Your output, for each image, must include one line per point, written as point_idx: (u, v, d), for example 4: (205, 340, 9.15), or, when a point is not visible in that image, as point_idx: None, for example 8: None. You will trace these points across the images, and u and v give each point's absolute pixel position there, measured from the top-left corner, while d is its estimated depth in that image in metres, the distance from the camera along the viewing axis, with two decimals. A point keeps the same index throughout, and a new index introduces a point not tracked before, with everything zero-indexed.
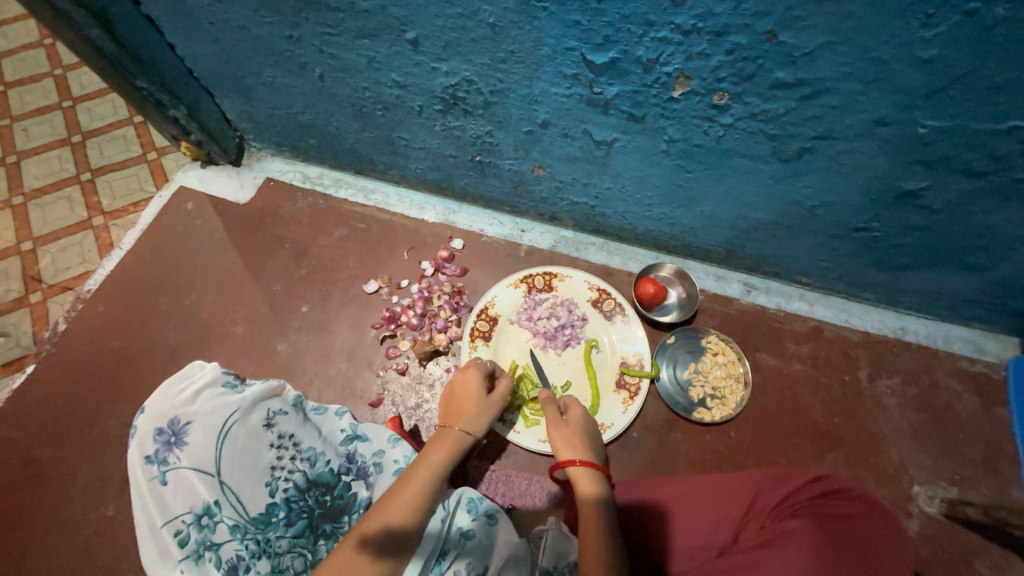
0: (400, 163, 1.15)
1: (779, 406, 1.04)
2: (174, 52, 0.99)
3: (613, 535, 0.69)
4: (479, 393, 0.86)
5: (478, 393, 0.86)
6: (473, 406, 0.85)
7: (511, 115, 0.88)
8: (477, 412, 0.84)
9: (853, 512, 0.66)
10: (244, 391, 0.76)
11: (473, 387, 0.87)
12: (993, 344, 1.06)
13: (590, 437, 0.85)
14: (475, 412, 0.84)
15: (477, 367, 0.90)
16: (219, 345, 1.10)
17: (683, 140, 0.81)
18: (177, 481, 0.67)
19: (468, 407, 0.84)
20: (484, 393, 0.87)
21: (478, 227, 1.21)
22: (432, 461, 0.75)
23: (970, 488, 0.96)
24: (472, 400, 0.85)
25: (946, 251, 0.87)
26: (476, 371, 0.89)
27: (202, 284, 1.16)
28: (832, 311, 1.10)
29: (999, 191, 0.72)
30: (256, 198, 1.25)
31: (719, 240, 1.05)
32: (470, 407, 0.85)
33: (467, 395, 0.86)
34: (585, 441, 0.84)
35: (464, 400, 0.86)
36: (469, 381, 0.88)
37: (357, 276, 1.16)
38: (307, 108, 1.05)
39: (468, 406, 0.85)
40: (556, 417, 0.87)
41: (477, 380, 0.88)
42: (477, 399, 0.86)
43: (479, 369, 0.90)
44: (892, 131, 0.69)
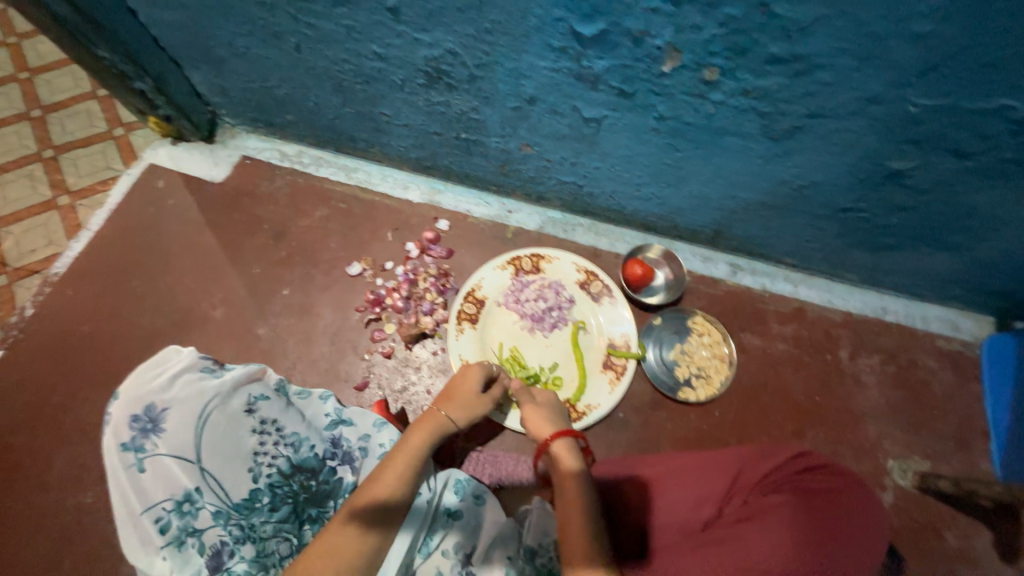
0: (383, 141, 1.11)
1: (762, 385, 1.05)
2: (137, 18, 0.92)
3: (595, 511, 0.69)
4: (475, 389, 0.85)
5: (475, 388, 0.85)
6: (463, 395, 0.83)
7: (499, 90, 0.85)
8: (466, 403, 0.83)
9: (832, 487, 0.71)
10: (223, 376, 0.73)
11: (472, 383, 0.86)
12: (968, 323, 1.09)
13: (562, 414, 0.87)
14: (464, 402, 0.83)
15: (482, 367, 0.88)
16: (197, 329, 1.07)
17: (673, 118, 0.79)
18: (156, 468, 0.65)
19: (458, 397, 0.83)
20: (480, 391, 0.85)
21: (464, 208, 1.18)
22: (410, 446, 0.72)
23: (942, 460, 1.00)
24: (465, 392, 0.84)
25: (928, 231, 0.88)
26: (480, 370, 0.87)
27: (178, 267, 1.12)
28: (816, 292, 1.11)
29: (983, 171, 0.72)
30: (231, 177, 1.20)
31: (707, 220, 1.05)
32: (462, 397, 0.83)
33: (462, 387, 0.85)
34: (557, 418, 0.85)
35: (456, 390, 0.84)
36: (470, 377, 0.86)
37: (340, 258, 1.13)
38: (283, 81, 1.00)
39: (459, 396, 0.83)
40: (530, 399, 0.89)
41: (478, 378, 0.86)
42: (471, 392, 0.84)
43: (483, 368, 0.88)
44: (882, 110, 0.68)
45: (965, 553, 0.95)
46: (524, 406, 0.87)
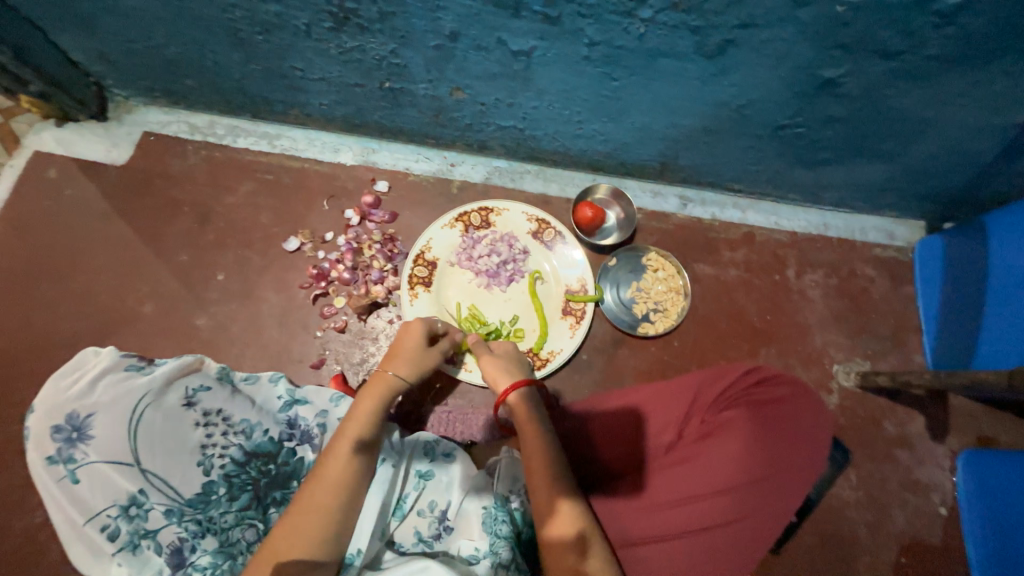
0: (301, 100, 1.01)
1: (717, 312, 1.08)
2: None
3: (555, 455, 0.70)
4: (419, 342, 0.82)
5: (419, 342, 0.82)
6: (409, 352, 0.80)
7: (415, 27, 0.77)
8: (413, 359, 0.79)
9: (782, 396, 0.74)
10: (152, 372, 0.68)
11: (415, 337, 0.82)
12: (903, 229, 1.14)
13: (520, 360, 0.86)
14: (411, 358, 0.79)
15: (424, 320, 0.85)
16: (128, 328, 0.99)
17: (605, 43, 0.74)
18: (91, 477, 0.60)
19: (404, 353, 0.79)
20: (425, 344, 0.82)
21: (403, 166, 1.11)
22: (359, 413, 0.70)
23: (881, 360, 1.08)
24: (411, 348, 0.80)
25: (864, 140, 0.88)
26: (422, 323, 0.84)
27: (92, 264, 1.01)
28: (763, 216, 1.13)
29: (911, 71, 0.72)
30: (135, 157, 1.07)
31: (653, 154, 1.02)
32: (408, 353, 0.80)
33: (407, 343, 0.81)
34: (515, 367, 0.83)
35: (402, 348, 0.80)
36: (413, 331, 0.83)
37: (275, 234, 1.05)
38: (170, 39, 0.87)
39: (405, 353, 0.79)
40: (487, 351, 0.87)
41: (421, 332, 0.83)
42: (416, 347, 0.81)
43: (427, 322, 0.86)
44: (812, 13, 0.65)
45: (902, 439, 1.04)
46: (482, 359, 0.85)
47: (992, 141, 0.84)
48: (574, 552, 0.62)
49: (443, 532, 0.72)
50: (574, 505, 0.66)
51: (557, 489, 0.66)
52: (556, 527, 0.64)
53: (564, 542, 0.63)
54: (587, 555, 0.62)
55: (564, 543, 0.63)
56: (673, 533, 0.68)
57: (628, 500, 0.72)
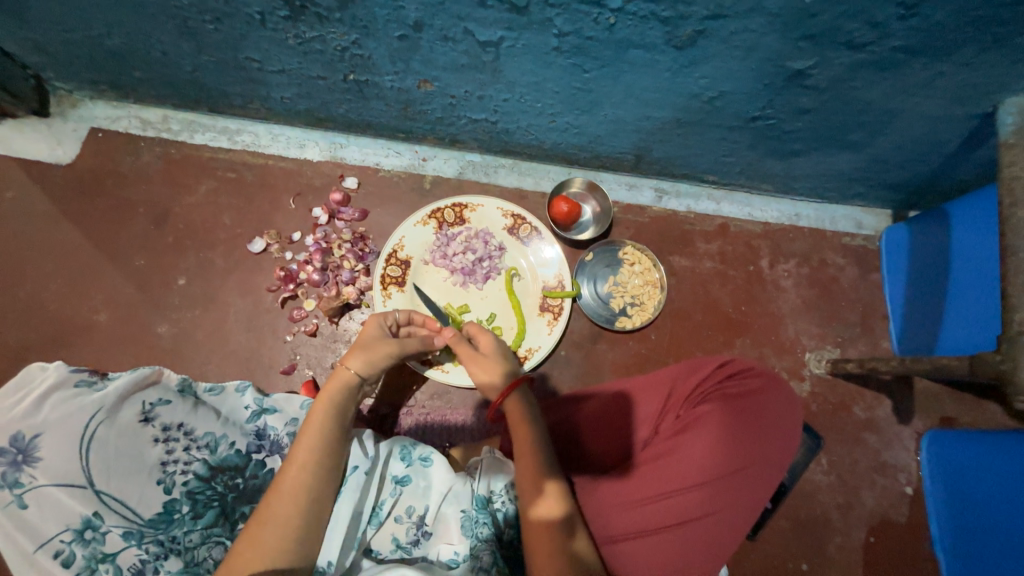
0: (261, 93, 0.95)
1: (693, 304, 1.09)
2: None
3: (543, 448, 0.69)
4: (372, 335, 0.79)
5: (372, 335, 0.79)
6: (362, 344, 0.76)
7: (376, 16, 0.73)
8: (372, 351, 0.75)
9: (752, 387, 0.75)
10: (106, 387, 0.64)
11: (369, 333, 0.79)
12: (870, 218, 1.16)
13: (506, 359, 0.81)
14: (365, 348, 0.76)
15: (376, 317, 0.82)
16: (82, 338, 0.94)
17: (574, 34, 0.72)
18: (41, 502, 0.57)
19: (355, 348, 0.76)
20: (379, 337, 0.79)
21: (373, 161, 1.07)
22: (315, 413, 0.67)
23: (850, 346, 1.10)
24: (362, 341, 0.77)
25: (833, 131, 0.89)
26: (374, 320, 0.81)
27: (39, 271, 0.95)
28: (737, 207, 1.14)
29: (877, 62, 0.72)
30: (83, 156, 1.00)
31: (627, 146, 1.01)
32: (362, 345, 0.76)
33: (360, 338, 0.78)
34: (498, 361, 0.80)
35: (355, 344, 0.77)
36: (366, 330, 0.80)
37: (238, 235, 1.01)
38: (111, 27, 0.81)
39: (357, 347, 0.76)
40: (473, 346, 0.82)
41: (377, 328, 0.80)
42: (369, 340, 0.78)
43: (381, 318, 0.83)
44: (780, 4, 0.64)
45: (870, 422, 1.08)
46: (466, 360, 0.80)
47: (956, 131, 0.86)
48: (560, 532, 0.62)
49: (421, 537, 0.71)
50: (560, 488, 0.66)
51: (546, 471, 0.67)
52: (541, 509, 0.64)
53: (543, 520, 0.63)
54: (573, 535, 0.63)
55: (547, 524, 0.63)
56: (654, 527, 0.68)
57: (608, 496, 0.72)
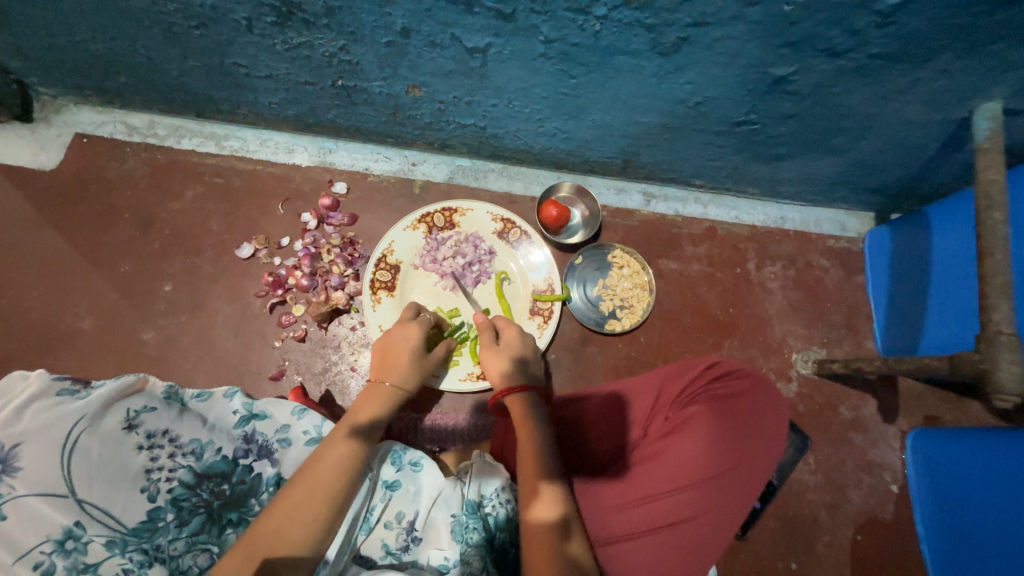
0: (249, 98, 0.95)
1: (682, 306, 1.10)
2: None
3: (550, 448, 0.70)
4: (418, 346, 0.80)
5: (417, 344, 0.81)
6: (410, 356, 0.79)
7: (363, 22, 0.73)
8: (411, 366, 0.77)
9: (740, 389, 0.76)
10: (89, 395, 0.64)
11: (414, 341, 0.81)
12: (854, 221, 1.18)
13: (524, 359, 0.83)
14: (416, 360, 0.79)
15: (422, 322, 0.84)
16: (65, 346, 0.92)
17: (560, 40, 0.73)
18: (20, 511, 0.55)
19: (404, 360, 0.78)
20: (423, 349, 0.81)
21: (362, 166, 1.07)
22: (358, 420, 0.69)
23: (836, 347, 1.12)
24: (410, 353, 0.79)
25: (815, 136, 0.91)
26: (421, 326, 0.83)
27: (20, 278, 0.94)
28: (723, 210, 1.15)
29: (856, 69, 0.74)
30: (67, 161, 0.99)
31: (615, 151, 1.03)
32: (411, 356, 0.79)
33: (406, 347, 0.79)
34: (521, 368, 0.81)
35: (400, 353, 0.79)
36: (410, 336, 0.81)
37: (226, 241, 1.00)
38: (95, 32, 0.80)
39: (405, 358, 0.78)
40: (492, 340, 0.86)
41: (416, 336, 0.81)
42: (416, 351, 0.80)
43: (421, 323, 0.84)
44: (762, 12, 0.65)
45: (857, 421, 1.09)
46: (487, 353, 0.84)
47: (934, 135, 0.88)
48: (560, 533, 0.63)
49: (411, 543, 0.71)
50: (557, 490, 0.66)
51: (543, 474, 0.67)
52: (538, 511, 0.64)
53: (541, 522, 0.63)
54: (568, 538, 0.63)
55: (545, 526, 0.63)
56: (645, 528, 0.68)
57: (598, 498, 0.72)
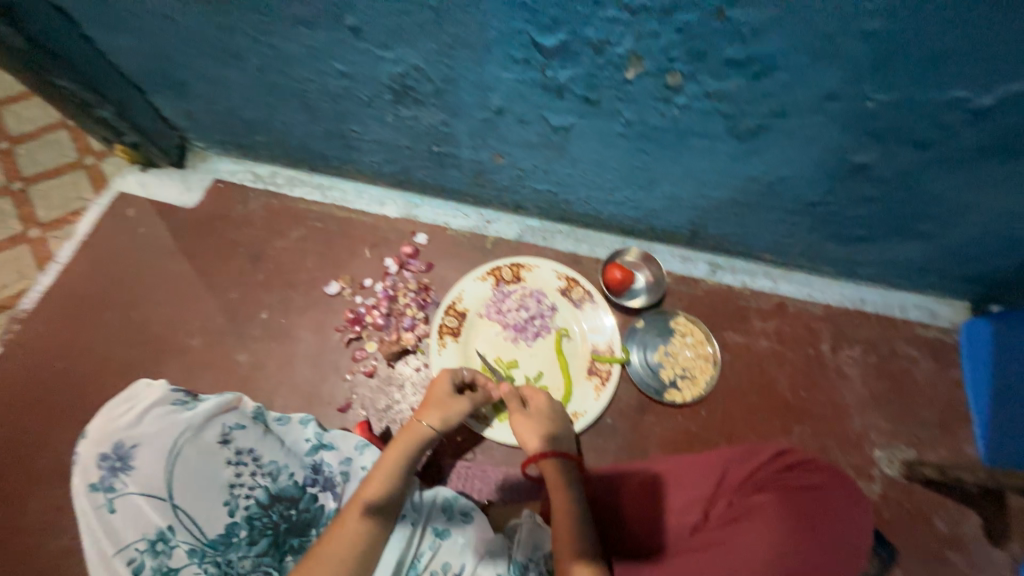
0: (355, 158, 1.10)
1: (747, 382, 1.06)
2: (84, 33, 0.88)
3: (581, 519, 0.71)
4: (446, 394, 0.84)
5: (448, 390, 0.85)
6: (436, 403, 0.82)
7: (465, 102, 0.85)
8: (445, 409, 0.82)
9: (817, 483, 0.66)
10: (196, 408, 0.72)
11: (442, 389, 0.84)
12: (945, 309, 1.10)
13: (556, 426, 0.85)
14: (440, 405, 0.82)
15: (450, 372, 0.87)
16: (174, 359, 1.05)
17: (640, 122, 0.80)
18: (127, 508, 0.63)
19: (431, 405, 0.81)
20: (452, 396, 0.84)
21: (442, 220, 1.17)
22: (385, 463, 0.72)
23: (927, 448, 1.01)
24: (438, 400, 0.83)
25: (899, 222, 0.89)
26: (448, 376, 0.86)
27: (151, 296, 1.10)
28: (795, 286, 1.12)
29: (943, 161, 0.73)
30: (203, 201, 1.18)
31: (683, 222, 1.05)
32: (436, 400, 0.83)
33: (434, 395, 0.83)
34: (553, 432, 0.84)
35: (429, 399, 0.83)
36: (439, 384, 0.85)
37: (317, 278, 1.12)
38: (249, 103, 0.98)
39: (433, 404, 0.82)
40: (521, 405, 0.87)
41: (448, 382, 0.85)
42: (444, 398, 0.83)
43: (454, 373, 0.87)
44: (841, 106, 0.68)
45: (956, 539, 0.95)
46: (514, 415, 0.86)
47: None
48: None
49: None
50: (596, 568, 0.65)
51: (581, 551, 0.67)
52: None
53: None
54: None
55: None
56: None
57: None
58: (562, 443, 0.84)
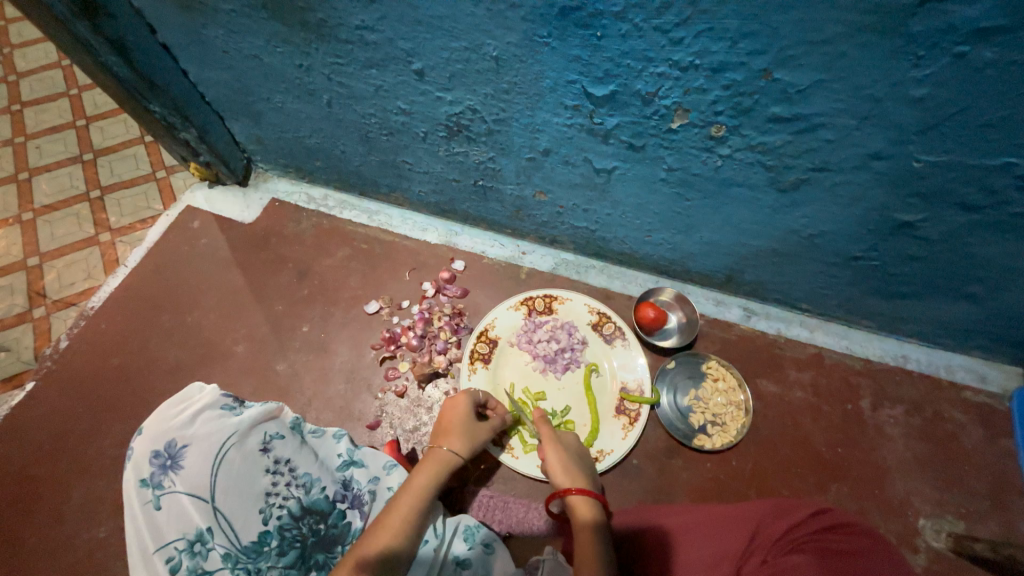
0: (404, 186, 1.17)
1: (780, 434, 1.03)
2: (180, 66, 0.99)
3: (606, 566, 0.68)
4: (467, 417, 0.87)
5: (466, 415, 0.87)
6: (459, 427, 0.85)
7: (514, 142, 0.90)
8: (464, 434, 0.85)
9: (857, 547, 0.61)
10: (242, 414, 0.76)
11: (462, 412, 0.88)
12: (996, 374, 1.05)
13: (582, 461, 0.87)
14: (460, 431, 0.85)
15: (469, 394, 0.90)
16: (218, 364, 1.11)
17: (682, 170, 0.82)
18: (171, 506, 0.65)
19: (455, 428, 0.85)
20: (473, 420, 0.87)
21: (480, 249, 1.22)
22: (416, 485, 0.75)
23: (978, 522, 0.95)
24: (460, 422, 0.86)
25: (946, 281, 0.87)
26: (466, 398, 0.89)
27: (203, 303, 1.17)
28: (832, 338, 1.10)
29: (994, 224, 0.73)
30: (260, 218, 1.26)
31: (718, 265, 1.06)
32: (456, 425, 0.85)
33: (454, 417, 0.87)
34: (581, 469, 0.85)
35: (450, 422, 0.86)
36: (458, 406, 0.88)
37: (358, 296, 1.17)
38: (314, 132, 1.07)
39: (456, 427, 0.85)
40: (554, 435, 0.90)
41: (466, 406, 0.88)
42: (466, 422, 0.86)
43: (470, 395, 0.90)
44: (887, 165, 0.69)
45: None
46: (546, 446, 0.88)
47: None
48: None
49: None
50: None
51: None
52: None
53: None
54: None
55: None
56: None
57: None
58: (589, 480, 0.84)
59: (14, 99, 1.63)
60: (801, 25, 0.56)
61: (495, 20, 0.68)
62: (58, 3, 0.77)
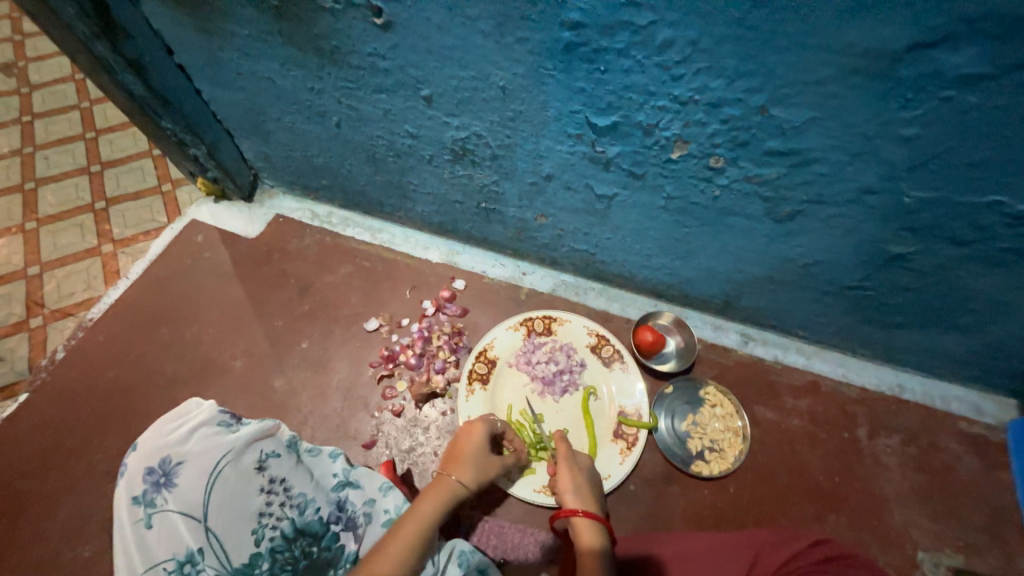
0: (407, 206, 1.19)
1: (778, 462, 1.02)
2: (194, 85, 1.02)
3: None
4: (482, 446, 0.86)
5: (480, 445, 0.86)
6: (472, 455, 0.84)
7: (517, 167, 0.92)
8: (475, 465, 0.84)
9: None
10: (239, 430, 0.76)
11: (477, 440, 0.87)
12: (991, 405, 1.06)
13: (594, 487, 0.87)
14: (471, 461, 0.84)
15: (485, 422, 0.90)
16: (215, 379, 1.10)
17: (680, 198, 0.85)
18: (162, 525, 0.66)
19: (467, 457, 0.84)
20: (487, 449, 0.87)
21: (480, 269, 1.23)
22: (422, 512, 0.74)
23: (977, 556, 0.94)
24: (472, 452, 0.85)
25: (939, 312, 0.89)
26: (483, 426, 0.89)
27: (203, 317, 1.17)
28: (829, 365, 1.11)
29: (984, 258, 0.75)
30: (264, 233, 1.28)
31: (716, 291, 1.07)
32: (468, 454, 0.84)
33: (469, 444, 0.86)
34: (590, 493, 0.85)
35: (463, 449, 0.85)
36: (475, 434, 0.88)
37: (358, 313, 1.18)
38: (322, 151, 1.09)
39: (468, 457, 0.84)
40: (571, 455, 0.90)
41: (482, 436, 0.88)
42: (479, 450, 0.86)
43: (487, 424, 0.90)
44: (879, 199, 0.72)
45: None
46: (561, 466, 0.88)
47: None
48: None
49: None
50: None
51: None
52: None
53: None
54: None
55: None
56: None
57: None
58: (596, 505, 0.84)
59: (25, 111, 1.65)
60: (795, 66, 0.59)
61: (503, 52, 0.71)
62: (79, 24, 0.79)
